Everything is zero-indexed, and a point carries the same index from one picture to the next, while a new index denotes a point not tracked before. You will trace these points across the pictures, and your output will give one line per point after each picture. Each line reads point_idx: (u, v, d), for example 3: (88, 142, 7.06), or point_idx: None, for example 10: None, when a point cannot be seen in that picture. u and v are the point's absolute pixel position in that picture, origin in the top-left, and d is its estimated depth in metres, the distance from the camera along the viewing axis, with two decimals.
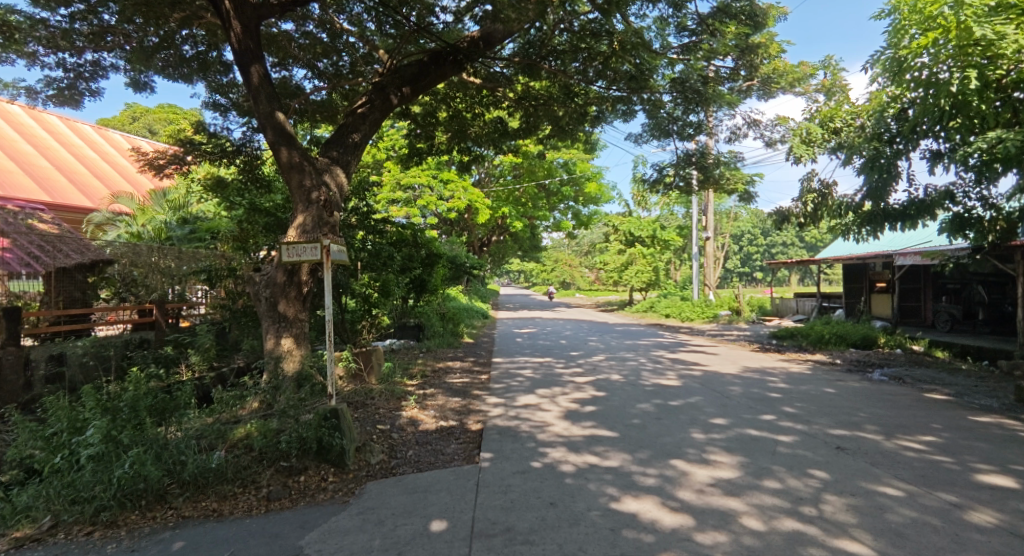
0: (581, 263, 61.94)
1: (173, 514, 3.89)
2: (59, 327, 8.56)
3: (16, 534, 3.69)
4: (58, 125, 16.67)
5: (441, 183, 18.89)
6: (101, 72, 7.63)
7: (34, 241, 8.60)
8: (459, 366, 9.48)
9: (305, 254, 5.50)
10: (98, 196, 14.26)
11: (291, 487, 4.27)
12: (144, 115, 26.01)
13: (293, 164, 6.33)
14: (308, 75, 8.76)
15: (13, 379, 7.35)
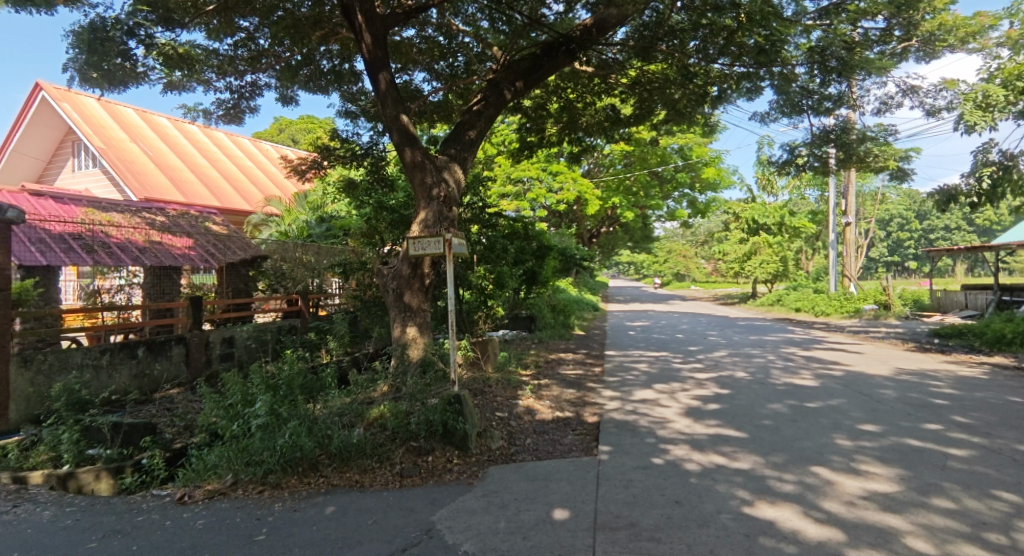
0: (697, 253, 58.74)
1: (324, 481, 4.37)
2: (228, 315, 10.03)
3: (207, 487, 4.39)
4: (224, 140, 19.40)
5: (551, 175, 19.00)
6: (258, 91, 8.71)
7: (210, 241, 10.19)
8: (572, 358, 9.51)
9: (429, 247, 5.83)
10: (255, 200, 16.38)
11: (421, 465, 4.58)
12: (288, 126, 29.28)
13: (416, 163, 6.72)
14: (427, 78, 9.23)
15: (197, 356, 8.99)
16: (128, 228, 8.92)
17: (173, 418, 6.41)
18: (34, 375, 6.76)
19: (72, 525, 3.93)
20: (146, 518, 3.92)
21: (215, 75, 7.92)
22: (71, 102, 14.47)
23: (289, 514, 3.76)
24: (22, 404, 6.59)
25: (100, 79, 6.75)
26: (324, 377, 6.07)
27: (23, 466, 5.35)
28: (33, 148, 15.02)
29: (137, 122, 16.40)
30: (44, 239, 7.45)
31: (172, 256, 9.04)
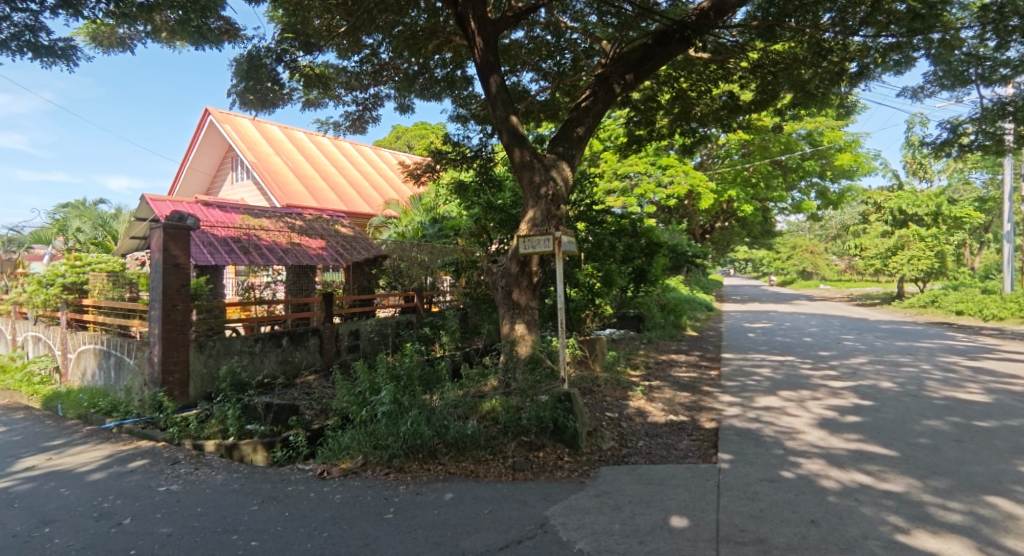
0: (827, 249, 53.05)
1: (442, 468, 4.61)
2: (354, 309, 10.98)
3: (341, 466, 4.85)
4: (350, 149, 21.22)
5: (660, 169, 18.28)
6: (380, 102, 9.41)
7: (339, 242, 11.21)
8: (685, 360, 9.08)
9: (539, 245, 5.90)
10: (376, 203, 17.74)
11: (532, 460, 4.64)
12: (404, 133, 31.28)
13: (525, 163, 6.84)
14: (535, 78, 9.32)
15: (329, 347, 9.98)
16: (274, 231, 10.11)
17: (311, 401, 7.17)
18: (206, 358, 7.95)
19: (237, 488, 4.56)
20: (294, 489, 4.43)
21: (344, 91, 8.69)
22: (231, 123, 16.75)
23: (412, 496, 4.02)
24: (197, 382, 7.77)
25: (255, 101, 7.72)
26: (440, 369, 6.41)
27: (199, 435, 6.31)
28: (202, 165, 17.61)
29: (281, 137, 18.55)
30: (212, 243, 8.71)
31: (309, 256, 10.10)
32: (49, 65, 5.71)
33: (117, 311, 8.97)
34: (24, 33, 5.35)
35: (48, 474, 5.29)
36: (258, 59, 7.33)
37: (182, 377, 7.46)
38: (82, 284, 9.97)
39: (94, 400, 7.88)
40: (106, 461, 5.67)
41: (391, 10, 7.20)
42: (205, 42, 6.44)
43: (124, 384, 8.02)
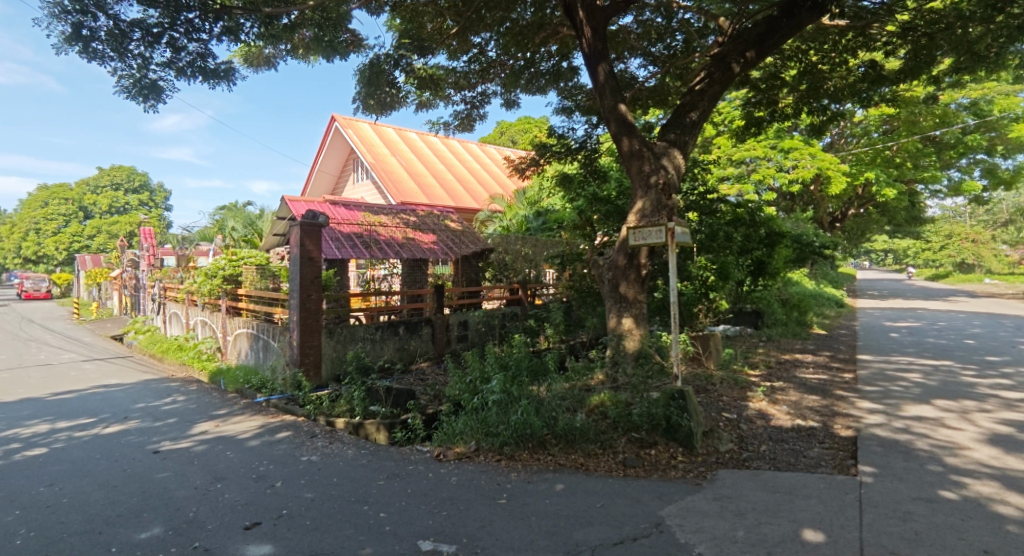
0: (993, 237, 45.28)
1: (551, 459, 4.66)
2: (463, 301, 11.43)
3: (456, 450, 5.09)
4: (458, 147, 22.09)
5: (782, 152, 16.91)
6: (487, 99, 9.65)
7: (449, 237, 11.71)
8: (813, 360, 8.30)
9: (651, 237, 5.68)
10: (482, 198, 18.30)
11: (644, 458, 4.52)
12: (508, 128, 31.84)
13: (633, 152, 6.63)
14: (644, 64, 8.99)
15: (441, 336, 10.51)
16: (391, 227, 10.82)
17: (426, 387, 7.61)
18: (335, 343, 8.77)
19: (366, 464, 4.98)
20: (415, 468, 4.74)
21: (455, 91, 9.04)
22: (353, 128, 18.21)
23: (524, 484, 4.11)
24: (328, 365, 8.61)
25: (375, 106, 8.31)
26: (547, 361, 6.46)
27: (330, 412, 6.98)
28: (329, 167, 19.35)
29: (396, 139, 19.81)
30: (338, 239, 9.54)
31: (422, 250, 10.68)
32: (213, 86, 6.58)
33: (264, 299, 10.23)
34: (195, 60, 6.22)
35: (216, 438, 6.19)
36: (378, 66, 7.85)
37: (316, 360, 8.31)
38: (238, 276, 11.53)
39: (248, 377, 9.07)
40: (259, 430, 6.51)
41: (500, 7, 7.33)
42: (335, 55, 7.04)
43: (270, 364, 9.13)
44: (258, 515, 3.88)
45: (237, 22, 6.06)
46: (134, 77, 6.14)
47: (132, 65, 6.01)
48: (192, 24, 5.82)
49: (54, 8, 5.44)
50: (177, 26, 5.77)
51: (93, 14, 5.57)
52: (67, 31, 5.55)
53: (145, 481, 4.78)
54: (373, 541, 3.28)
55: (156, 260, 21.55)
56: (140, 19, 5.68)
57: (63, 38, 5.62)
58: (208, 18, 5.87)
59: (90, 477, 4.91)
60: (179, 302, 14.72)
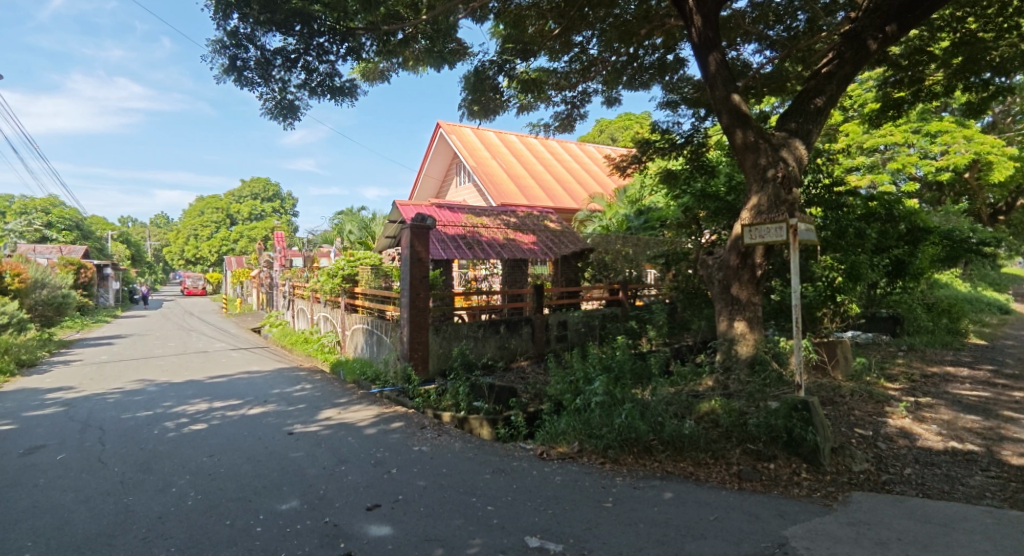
0: None
1: (658, 466, 4.50)
2: (562, 301, 11.42)
3: (559, 449, 5.10)
4: (557, 148, 22.17)
5: (927, 136, 14.95)
6: (588, 97, 9.56)
7: (548, 237, 11.77)
8: (969, 375, 7.20)
9: (769, 235, 5.21)
10: (582, 198, 18.17)
11: (762, 471, 4.20)
12: (608, 125, 31.36)
13: (748, 145, 6.20)
14: (759, 49, 8.39)
15: (540, 336, 10.59)
16: (493, 228, 11.11)
17: (527, 385, 7.72)
18: (441, 339, 9.20)
19: (472, 457, 5.16)
20: (519, 464, 4.83)
21: (556, 92, 9.05)
22: (457, 133, 18.99)
23: (631, 489, 4.01)
24: (435, 360, 9.06)
25: (479, 111, 8.59)
26: (651, 364, 6.26)
27: (437, 406, 7.33)
28: (435, 172, 20.33)
29: (497, 142, 20.34)
30: (444, 240, 9.99)
31: (522, 250, 10.83)
32: (338, 102, 7.20)
33: (378, 297, 10.98)
34: (325, 80, 6.85)
35: (338, 424, 6.77)
36: (483, 73, 8.11)
37: (423, 355, 8.77)
38: (354, 275, 12.50)
39: (363, 369, 9.80)
40: (374, 419, 7.01)
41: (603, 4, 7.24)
42: (444, 64, 7.38)
43: (383, 358, 9.79)
44: (378, 498, 4.18)
45: (359, 42, 6.58)
46: (275, 99, 6.91)
47: (274, 89, 6.76)
48: (322, 47, 6.42)
49: (215, 44, 6.27)
50: (310, 50, 6.40)
51: (245, 46, 6.34)
52: (225, 63, 6.38)
53: (282, 458, 5.35)
54: (483, 532, 3.38)
55: (287, 261, 24.10)
56: (282, 47, 6.38)
57: (221, 69, 6.46)
58: (336, 41, 6.44)
59: (239, 452, 5.60)
60: (305, 299, 16.29)
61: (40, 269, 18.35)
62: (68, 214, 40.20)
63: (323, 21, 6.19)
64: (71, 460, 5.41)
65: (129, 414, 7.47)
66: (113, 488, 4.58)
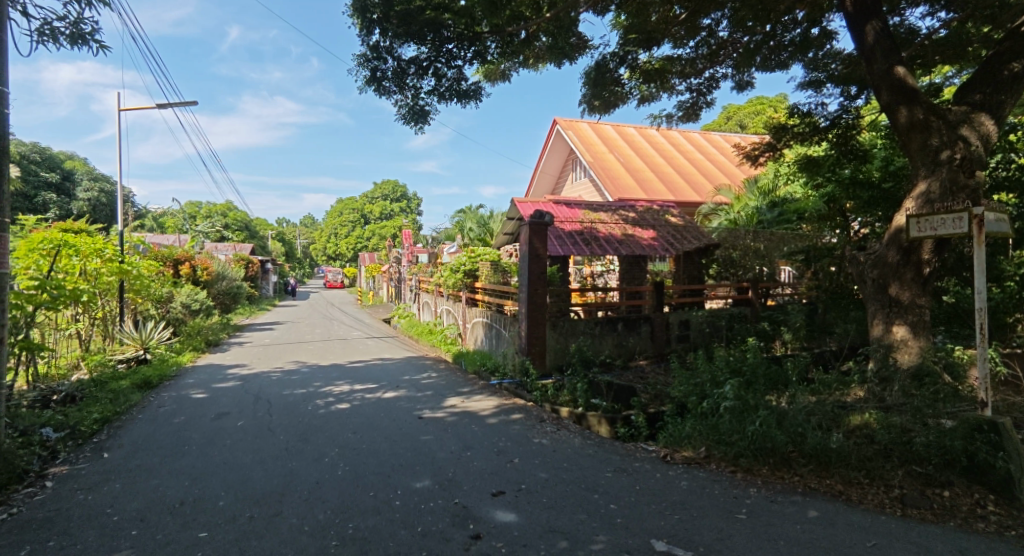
0: None
1: (799, 480, 4.11)
2: (684, 299, 10.89)
3: (684, 454, 4.89)
4: (679, 139, 21.20)
5: None
6: (715, 83, 8.98)
7: (669, 232, 11.26)
8: None
9: (944, 227, 4.43)
10: (706, 191, 17.15)
11: (932, 499, 3.66)
12: (737, 111, 29.21)
13: (916, 124, 5.39)
14: (930, 12, 7.24)
15: (660, 336, 10.20)
16: (611, 224, 10.88)
17: (647, 385, 7.49)
18: (558, 335, 9.28)
19: (593, 454, 5.16)
20: (642, 465, 4.72)
21: (680, 80, 8.60)
22: (573, 129, 18.95)
23: (768, 503, 3.73)
24: (552, 355, 9.16)
25: (600, 106, 8.49)
26: (788, 369, 5.73)
27: (555, 400, 7.40)
28: (551, 168, 20.48)
29: (614, 136, 19.95)
30: (561, 236, 9.98)
31: (641, 246, 10.48)
32: (464, 105, 7.56)
33: (497, 293, 11.37)
34: (452, 84, 7.24)
35: (462, 412, 7.15)
36: (604, 66, 7.99)
37: (541, 350, 8.91)
38: (475, 270, 13.05)
39: (483, 361, 10.22)
40: (496, 409, 7.28)
41: None
42: (565, 59, 7.37)
43: (502, 351, 10.12)
44: (503, 485, 4.34)
45: (485, 45, 6.85)
46: (409, 106, 7.45)
47: (408, 96, 7.30)
48: (451, 54, 6.78)
49: (359, 58, 6.92)
50: (441, 57, 6.79)
51: (384, 58, 6.90)
52: (367, 75, 7.01)
53: (415, 440, 5.79)
54: (608, 530, 3.37)
55: (413, 258, 25.93)
56: (416, 56, 6.85)
57: (364, 81, 7.12)
58: (464, 46, 6.76)
59: (378, 431, 6.16)
60: (430, 293, 17.36)
61: (221, 263, 21.78)
62: (240, 216, 47.07)
63: (453, 29, 6.55)
64: (247, 427, 6.36)
65: (288, 391, 8.59)
66: (280, 454, 5.30)
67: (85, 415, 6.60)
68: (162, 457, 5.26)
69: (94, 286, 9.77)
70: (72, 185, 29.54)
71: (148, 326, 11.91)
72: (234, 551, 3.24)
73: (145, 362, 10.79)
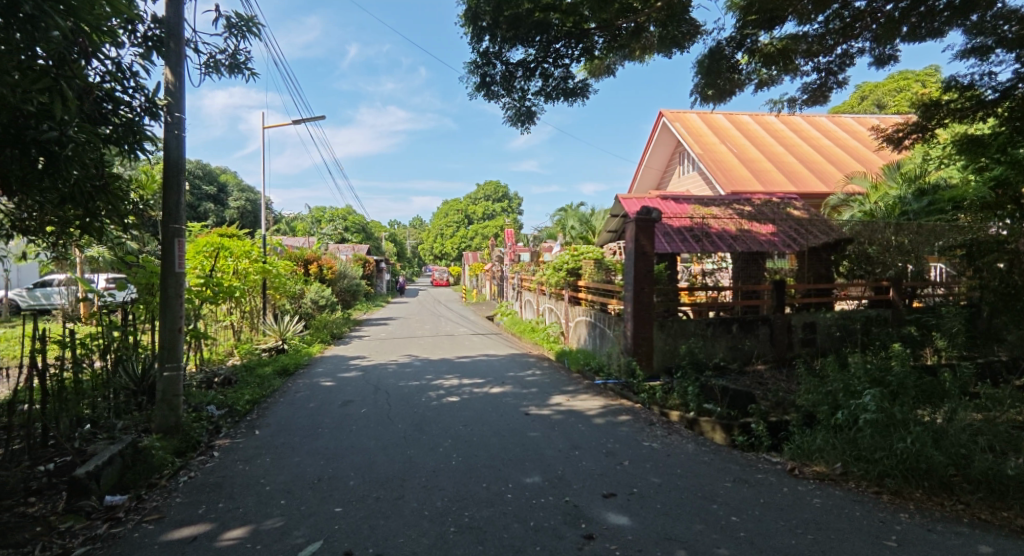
0: None
1: (964, 510, 3.55)
2: (809, 299, 9.96)
3: (816, 469, 4.46)
4: (801, 125, 19.51)
5: None
6: (849, 60, 8.09)
7: (792, 226, 10.35)
8: None
9: None
10: (835, 180, 15.54)
11: None
12: (875, 89, 25.99)
13: None
14: None
15: (781, 339, 9.43)
16: (724, 219, 10.21)
17: (768, 392, 6.94)
18: (666, 336, 8.93)
19: (709, 461, 4.90)
20: (765, 477, 4.39)
21: (805, 60, 7.86)
22: (680, 121, 18.17)
23: (923, 531, 3.28)
24: (660, 357, 8.84)
25: (714, 95, 8.04)
26: (945, 382, 5.01)
27: (664, 403, 7.13)
28: (656, 162, 19.79)
29: (726, 126, 18.81)
30: (669, 233, 9.57)
31: (759, 242, 9.74)
32: (570, 103, 7.55)
33: (601, 291, 11.22)
34: (559, 84, 7.27)
35: (568, 411, 7.15)
36: (719, 52, 7.55)
37: (648, 351, 8.64)
38: (578, 269, 12.98)
39: (587, 360, 10.14)
40: (602, 410, 7.20)
41: None
42: (675, 49, 7.07)
43: (607, 351, 9.97)
44: (614, 487, 4.28)
45: (592, 41, 6.90)
46: (516, 108, 7.60)
47: (515, 98, 7.46)
48: (559, 53, 6.91)
49: (470, 66, 7.20)
50: (548, 57, 6.94)
51: (493, 63, 7.10)
52: (477, 81, 7.27)
53: (523, 436, 5.90)
54: (729, 543, 3.19)
55: (516, 256, 26.44)
56: (523, 59, 6.99)
57: (474, 87, 7.39)
58: (571, 44, 6.87)
59: (487, 425, 6.37)
60: (533, 292, 17.57)
61: (343, 263, 23.86)
62: (358, 220, 51.18)
63: (560, 28, 6.64)
64: (370, 415, 6.90)
65: (404, 382, 9.17)
66: (399, 442, 5.68)
67: (239, 396, 7.59)
68: (302, 438, 5.89)
69: (244, 283, 11.18)
70: (226, 196, 34.03)
71: (285, 319, 13.38)
72: (365, 527, 3.53)
73: (283, 351, 12.14)
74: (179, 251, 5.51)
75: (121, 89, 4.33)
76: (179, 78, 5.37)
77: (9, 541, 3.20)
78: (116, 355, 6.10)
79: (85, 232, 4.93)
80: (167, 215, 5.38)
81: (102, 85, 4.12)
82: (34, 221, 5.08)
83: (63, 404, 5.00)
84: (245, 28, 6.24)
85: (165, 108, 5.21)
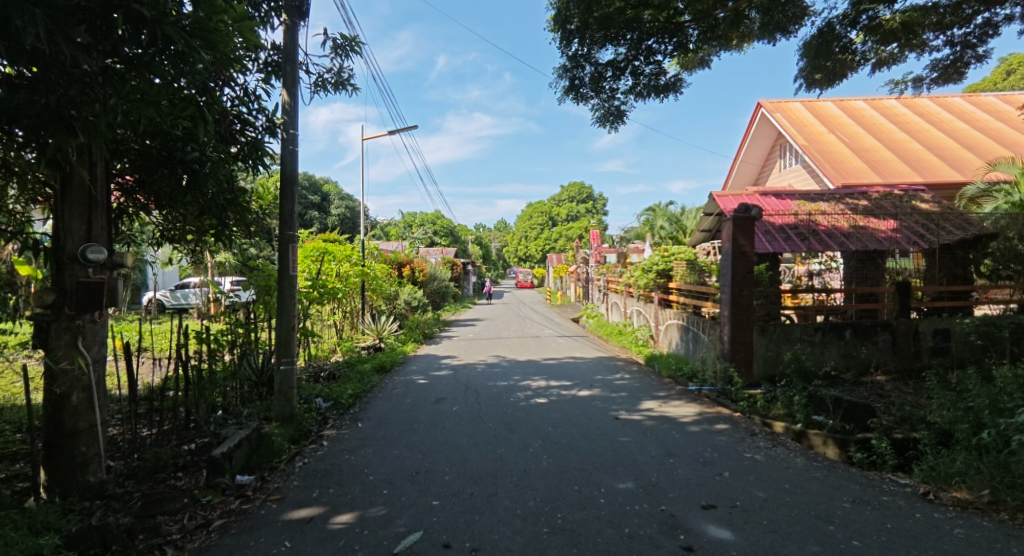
0: None
1: None
2: (941, 302, 8.91)
3: (956, 495, 3.93)
4: (928, 107, 17.56)
5: None
6: (992, 30, 7.10)
7: (919, 220, 9.23)
8: None
9: None
10: (973, 167, 13.73)
11: None
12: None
13: None
14: None
15: (906, 347, 8.49)
16: (835, 215, 9.34)
17: (891, 406, 6.25)
18: (768, 341, 8.34)
19: (822, 478, 4.50)
20: (891, 500, 3.94)
21: (934, 34, 7.01)
22: (782, 111, 16.96)
23: None
24: (760, 363, 8.28)
25: (822, 79, 7.41)
26: None
27: (767, 413, 6.65)
28: (754, 157, 18.63)
29: (837, 113, 17.29)
30: (770, 231, 8.91)
31: (878, 239, 8.81)
32: (663, 99, 7.31)
33: (694, 293, 10.72)
34: (651, 80, 7.07)
35: (661, 417, 6.91)
36: (829, 32, 6.95)
37: (747, 357, 8.08)
38: (668, 270, 12.50)
39: (679, 365, 9.73)
40: (698, 418, 6.86)
41: None
42: (778, 34, 6.61)
43: (701, 356, 9.49)
44: (714, 499, 4.06)
45: (687, 35, 6.63)
46: (604, 108, 7.50)
47: (604, 99, 7.37)
48: (651, 49, 6.75)
49: (558, 70, 7.21)
50: (639, 54, 6.82)
51: (582, 65, 7.05)
52: (566, 84, 7.28)
53: (614, 441, 5.77)
54: None
55: (601, 257, 26.05)
56: (614, 59, 6.92)
57: (563, 90, 7.40)
58: (664, 39, 6.66)
59: (577, 428, 6.31)
60: (620, 293, 17.22)
61: (434, 266, 24.83)
62: (446, 224, 53.10)
63: (652, 24, 6.47)
64: (462, 413, 7.10)
65: (493, 382, 9.36)
66: (490, 441, 5.80)
67: (343, 390, 8.14)
68: (399, 432, 6.20)
69: (348, 285, 12.04)
70: (328, 205, 36.82)
71: (382, 319, 14.20)
72: (461, 521, 3.64)
73: (381, 349, 12.85)
74: (293, 255, 6.00)
75: (248, 112, 4.81)
76: (295, 98, 5.87)
77: (166, 508, 3.66)
78: (241, 350, 6.76)
79: (217, 239, 5.54)
80: (282, 223, 5.91)
81: (233, 109, 4.63)
82: (177, 231, 5.80)
83: (201, 392, 5.68)
84: (349, 47, 6.71)
85: (282, 126, 5.73)
